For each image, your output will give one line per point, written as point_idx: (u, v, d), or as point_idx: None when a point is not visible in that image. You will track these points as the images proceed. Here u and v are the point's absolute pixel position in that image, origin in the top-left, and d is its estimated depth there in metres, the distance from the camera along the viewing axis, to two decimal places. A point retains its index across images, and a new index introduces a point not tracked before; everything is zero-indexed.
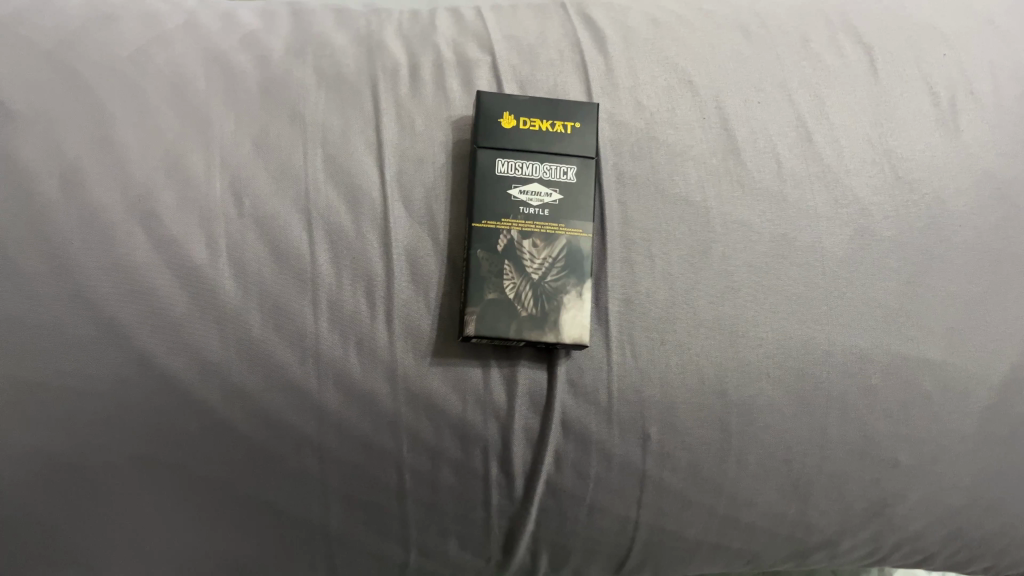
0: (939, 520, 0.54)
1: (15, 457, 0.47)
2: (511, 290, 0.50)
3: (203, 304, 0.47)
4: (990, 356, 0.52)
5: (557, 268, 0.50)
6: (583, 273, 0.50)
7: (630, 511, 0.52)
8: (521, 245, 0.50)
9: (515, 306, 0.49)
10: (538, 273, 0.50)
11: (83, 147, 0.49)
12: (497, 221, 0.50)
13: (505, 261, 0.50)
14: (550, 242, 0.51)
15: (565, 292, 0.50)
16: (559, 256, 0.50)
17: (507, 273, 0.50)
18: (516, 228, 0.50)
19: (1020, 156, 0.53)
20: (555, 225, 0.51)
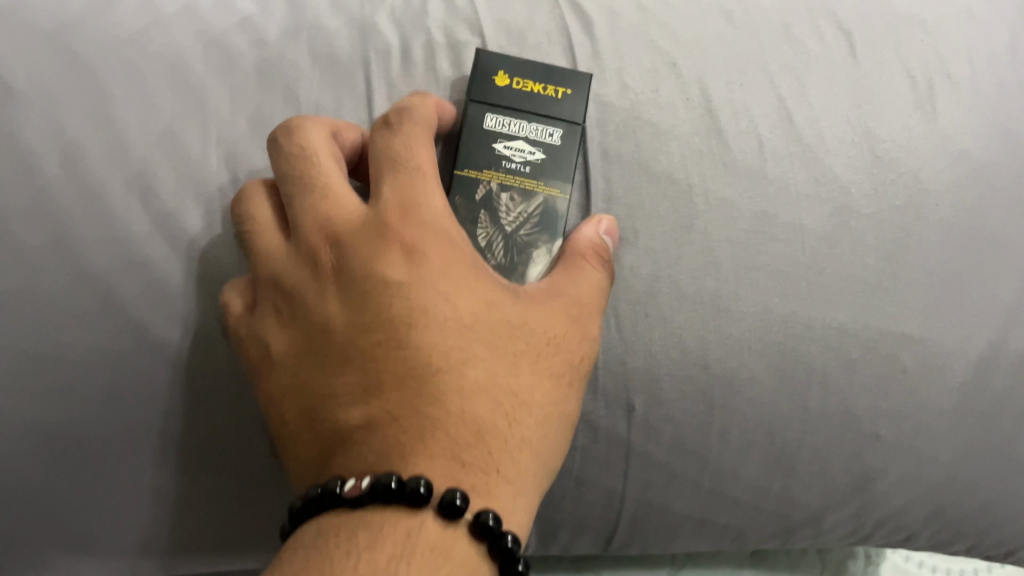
0: (920, 496, 0.56)
1: (16, 429, 0.48)
2: (483, 238, 0.51)
3: (200, 276, 0.49)
4: (966, 332, 0.53)
5: (531, 223, 0.52)
6: (555, 232, 0.52)
7: (616, 484, 0.53)
8: (499, 198, 0.52)
9: (485, 254, 0.51)
10: (512, 225, 0.52)
11: (83, 126, 0.50)
12: (477, 172, 0.52)
13: (480, 210, 0.51)
14: (527, 198, 0.52)
15: (534, 248, 0.52)
16: (534, 212, 0.52)
17: (481, 223, 0.51)
18: (495, 181, 0.52)
19: (995, 139, 0.54)
20: (533, 182, 0.52)
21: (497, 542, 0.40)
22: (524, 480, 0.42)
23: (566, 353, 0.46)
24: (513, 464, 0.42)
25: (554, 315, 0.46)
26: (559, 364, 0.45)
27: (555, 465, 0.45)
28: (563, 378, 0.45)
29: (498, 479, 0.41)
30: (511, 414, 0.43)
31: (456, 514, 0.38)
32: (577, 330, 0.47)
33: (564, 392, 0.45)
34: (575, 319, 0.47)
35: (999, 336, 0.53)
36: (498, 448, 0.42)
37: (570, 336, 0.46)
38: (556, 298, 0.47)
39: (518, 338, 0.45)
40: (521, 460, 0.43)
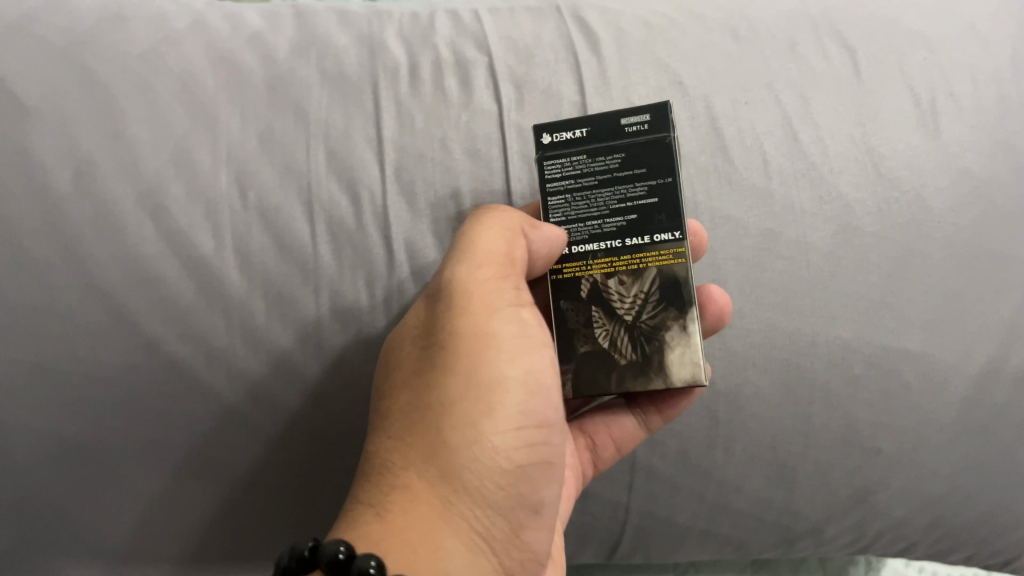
0: (920, 508, 0.56)
1: (30, 442, 0.49)
2: (604, 337, 0.50)
3: (209, 292, 0.50)
4: (966, 348, 0.53)
5: (652, 303, 0.50)
6: (682, 304, 0.49)
7: (621, 496, 0.54)
8: (607, 286, 0.50)
9: (613, 354, 0.50)
10: (631, 313, 0.50)
11: (95, 142, 0.51)
12: (579, 268, 0.51)
13: (591, 308, 0.51)
14: (638, 276, 0.50)
15: (665, 330, 0.49)
16: (653, 288, 0.50)
17: (597, 322, 0.50)
18: (598, 270, 0.51)
19: (996, 156, 0.55)
20: (642, 256, 0.50)
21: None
22: (441, 537, 0.40)
23: (486, 382, 0.43)
24: (424, 521, 0.40)
25: (470, 329, 0.43)
26: (480, 393, 0.42)
27: (533, 497, 0.45)
28: (479, 407, 0.42)
29: (407, 541, 0.39)
30: (419, 470, 0.41)
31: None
32: (501, 335, 0.44)
33: (477, 427, 0.42)
34: (500, 322, 0.44)
35: (1000, 351, 0.54)
36: (406, 504, 0.40)
37: (503, 338, 0.44)
38: (471, 307, 0.44)
39: (440, 379, 0.42)
40: (428, 514, 0.40)
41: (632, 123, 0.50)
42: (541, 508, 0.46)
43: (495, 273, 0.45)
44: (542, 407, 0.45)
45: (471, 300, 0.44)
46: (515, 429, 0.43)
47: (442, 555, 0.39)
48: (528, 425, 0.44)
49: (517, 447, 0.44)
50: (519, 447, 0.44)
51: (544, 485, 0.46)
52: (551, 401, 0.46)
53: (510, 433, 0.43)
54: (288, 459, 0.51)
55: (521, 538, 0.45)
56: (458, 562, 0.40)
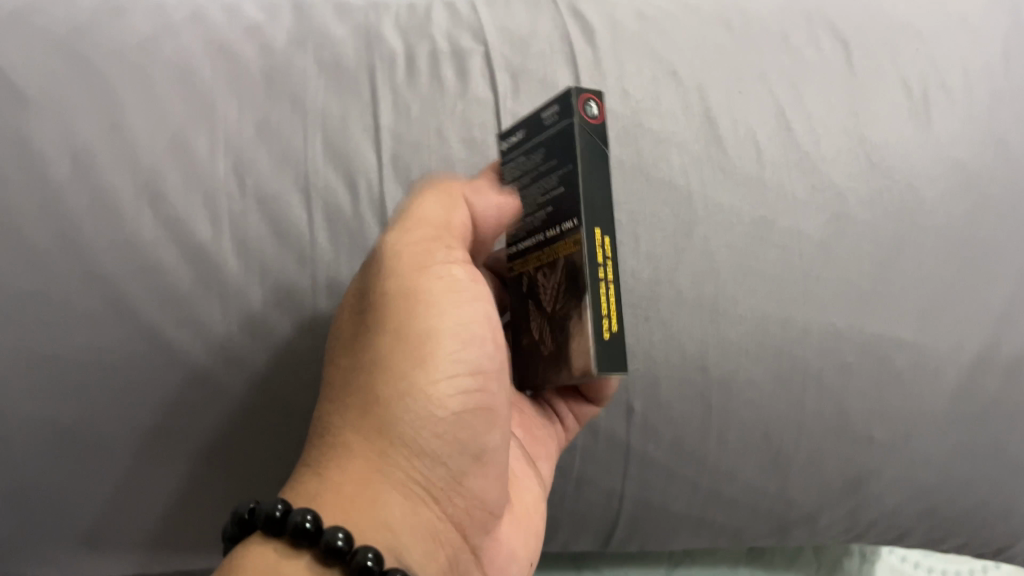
0: (913, 496, 0.57)
1: (29, 429, 0.49)
2: None
3: (207, 279, 0.50)
4: (957, 337, 0.54)
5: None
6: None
7: (615, 484, 0.54)
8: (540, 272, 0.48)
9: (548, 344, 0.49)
10: None
11: (93, 131, 0.51)
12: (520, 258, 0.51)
13: None
14: None
15: None
16: None
17: None
18: None
19: (987, 148, 0.56)
20: None
21: (346, 560, 0.37)
22: (376, 488, 0.40)
23: (413, 336, 0.43)
24: (357, 481, 0.40)
25: (397, 290, 0.43)
26: (406, 347, 0.42)
27: (475, 444, 0.44)
28: (408, 359, 0.42)
29: (345, 498, 0.40)
30: (354, 428, 0.42)
31: (287, 530, 0.38)
32: (432, 291, 0.44)
33: (402, 377, 0.42)
34: (429, 278, 0.44)
35: (990, 340, 0.54)
36: (343, 461, 0.41)
37: (433, 293, 0.44)
38: (400, 270, 0.44)
39: (369, 342, 0.43)
40: (362, 467, 0.41)
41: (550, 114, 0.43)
42: (488, 455, 0.45)
43: (428, 236, 0.45)
44: (477, 355, 0.44)
45: (400, 263, 0.44)
46: (446, 376, 0.43)
47: (377, 505, 0.40)
48: (462, 372, 0.44)
49: (457, 398, 0.43)
50: (454, 394, 0.43)
51: (488, 431, 0.45)
52: (489, 349, 0.45)
53: (442, 381, 0.43)
54: (290, 442, 0.52)
55: (468, 486, 0.45)
56: (393, 510, 0.41)
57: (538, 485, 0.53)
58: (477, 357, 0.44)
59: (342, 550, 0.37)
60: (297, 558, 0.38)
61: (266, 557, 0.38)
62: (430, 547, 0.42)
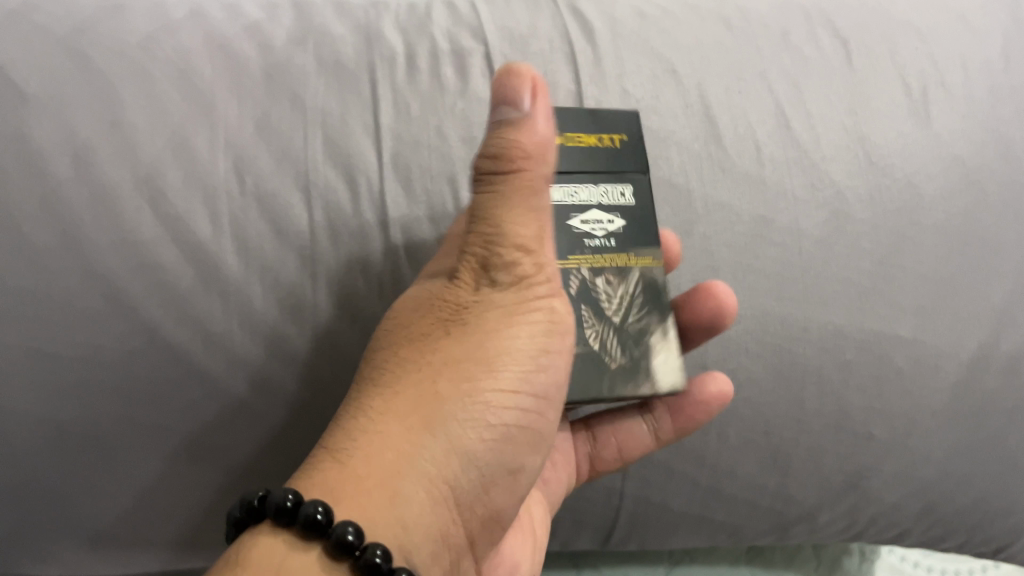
0: (912, 493, 0.56)
1: (28, 427, 0.49)
2: (594, 337, 0.49)
3: (207, 277, 0.50)
4: (957, 335, 0.54)
5: (638, 307, 0.50)
6: (665, 309, 0.50)
7: (615, 482, 0.55)
8: (594, 284, 0.49)
9: (605, 357, 0.48)
10: (619, 314, 0.49)
11: (93, 128, 0.51)
12: (566, 261, 0.49)
13: (581, 305, 0.49)
14: (626, 277, 0.50)
15: (649, 333, 0.49)
16: (636, 290, 0.50)
17: (587, 322, 0.49)
18: (586, 266, 0.49)
19: (987, 145, 0.56)
20: (622, 256, 0.50)
21: (354, 557, 0.36)
22: (403, 484, 0.39)
23: (490, 349, 0.42)
24: (390, 469, 0.39)
25: (498, 302, 0.43)
26: (481, 359, 0.42)
27: (513, 464, 0.44)
28: (475, 366, 0.42)
29: (364, 482, 0.38)
30: (402, 416, 0.40)
31: (297, 520, 0.36)
32: (518, 304, 0.43)
33: (470, 382, 0.41)
34: (520, 292, 0.43)
35: (989, 338, 0.54)
36: (374, 447, 0.39)
37: (524, 309, 0.43)
38: (505, 280, 0.43)
39: (447, 340, 0.42)
40: (398, 460, 0.39)
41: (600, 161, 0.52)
42: (520, 474, 0.45)
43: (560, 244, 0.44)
44: (544, 380, 0.44)
45: (507, 265, 0.43)
46: (510, 395, 0.42)
47: (398, 502, 0.39)
48: (525, 393, 0.43)
49: (512, 420, 0.43)
50: (509, 413, 0.42)
51: (528, 453, 0.44)
52: (556, 375, 0.44)
53: (506, 401, 0.42)
54: (289, 441, 0.52)
55: (493, 502, 0.44)
56: (416, 511, 0.39)
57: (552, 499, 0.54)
58: (541, 383, 0.44)
59: (354, 546, 0.36)
60: (302, 548, 0.36)
61: (271, 547, 0.36)
62: (437, 552, 0.41)
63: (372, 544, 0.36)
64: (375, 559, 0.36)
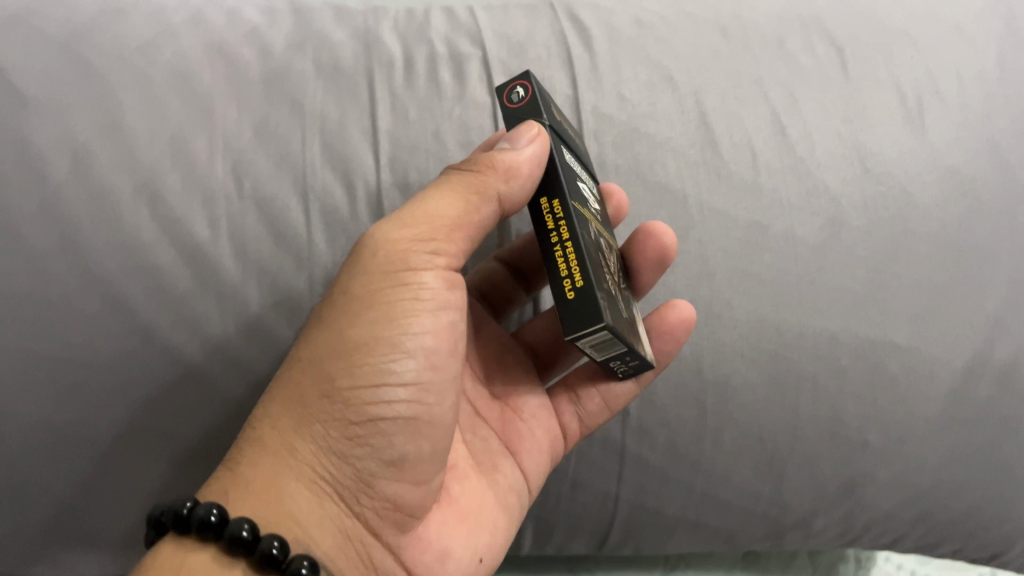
0: (907, 501, 0.56)
1: (23, 429, 0.49)
2: (612, 288, 0.43)
3: (205, 279, 0.50)
4: (951, 342, 0.54)
5: (620, 279, 0.46)
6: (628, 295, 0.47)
7: (610, 486, 0.55)
8: (602, 243, 0.44)
9: (618, 308, 0.43)
10: (615, 277, 0.45)
11: (93, 132, 0.51)
12: (586, 209, 0.43)
13: (600, 254, 0.43)
14: (610, 248, 0.46)
15: (628, 304, 0.46)
16: (617, 265, 0.47)
17: (606, 269, 0.43)
18: (595, 221, 0.44)
19: (981, 153, 0.56)
20: (605, 230, 0.47)
21: (250, 549, 0.39)
22: (283, 481, 0.42)
23: (351, 344, 0.42)
24: (266, 470, 0.42)
25: (356, 290, 0.43)
26: (340, 351, 0.42)
27: (390, 452, 0.43)
28: (337, 362, 0.42)
29: (252, 490, 0.42)
30: (276, 419, 0.43)
31: (193, 525, 0.39)
32: (379, 297, 0.43)
33: (328, 380, 0.42)
34: (386, 282, 0.43)
35: (983, 345, 0.54)
36: (259, 454, 0.43)
37: (384, 301, 0.43)
38: (374, 272, 0.43)
39: (314, 331, 0.44)
40: (274, 459, 0.42)
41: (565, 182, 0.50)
42: (408, 463, 0.44)
43: (422, 235, 0.43)
44: (418, 366, 0.43)
45: (370, 261, 0.43)
46: (371, 384, 0.42)
47: (284, 499, 0.42)
48: (391, 382, 0.42)
49: (386, 411, 0.42)
50: (378, 402, 0.42)
51: (409, 440, 0.44)
52: (428, 360, 0.43)
53: (365, 389, 0.42)
54: None
55: (382, 489, 0.44)
56: (302, 504, 0.42)
57: (519, 476, 0.54)
58: (415, 367, 0.43)
59: (245, 540, 0.38)
60: (202, 552, 0.39)
61: (174, 554, 0.40)
62: (341, 543, 0.43)
63: (267, 536, 0.39)
64: (271, 549, 0.38)
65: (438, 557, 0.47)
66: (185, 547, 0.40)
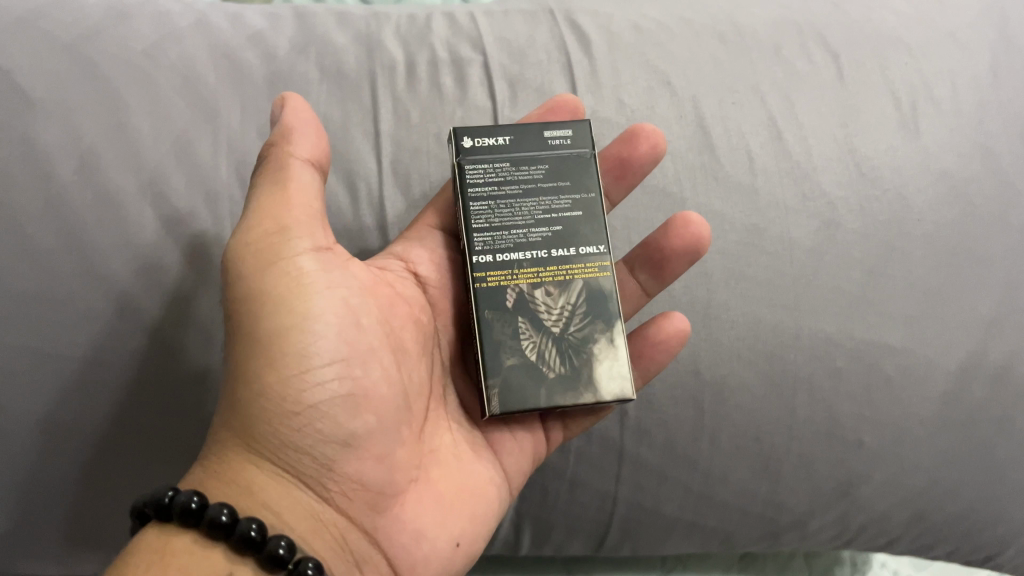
0: (902, 502, 0.57)
1: (27, 428, 0.49)
2: (532, 349, 0.49)
3: (207, 278, 0.51)
4: (944, 344, 0.55)
5: (579, 316, 0.50)
6: (609, 317, 0.51)
7: (609, 486, 0.55)
8: (534, 297, 0.50)
9: (542, 368, 0.49)
10: (559, 325, 0.50)
11: (98, 133, 0.52)
12: (502, 278, 0.50)
13: (519, 318, 0.49)
14: (566, 289, 0.51)
15: (592, 341, 0.50)
16: (578, 301, 0.51)
17: (525, 333, 0.49)
18: (525, 281, 0.50)
19: (974, 158, 0.57)
20: (567, 270, 0.51)
21: (257, 549, 0.39)
22: (250, 475, 0.42)
23: (262, 335, 0.43)
24: (229, 472, 0.42)
25: (246, 292, 0.43)
26: (256, 347, 0.43)
27: (338, 432, 0.43)
28: (258, 359, 0.42)
29: (222, 482, 0.42)
30: (229, 433, 0.43)
31: (202, 522, 0.39)
32: (272, 290, 0.43)
33: (252, 381, 0.42)
34: (272, 265, 0.43)
35: (978, 347, 0.55)
36: (217, 456, 0.43)
37: (276, 293, 0.43)
38: (265, 264, 0.43)
39: (234, 337, 0.44)
40: (237, 459, 0.43)
41: (554, 138, 0.53)
42: (361, 439, 0.44)
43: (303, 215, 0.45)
44: (333, 344, 0.43)
45: (251, 262, 0.43)
46: (298, 371, 0.42)
47: (254, 489, 0.42)
48: (310, 364, 0.43)
49: (324, 395, 0.43)
50: (315, 385, 0.43)
51: (353, 416, 0.43)
52: (344, 336, 0.44)
53: (297, 378, 0.42)
54: None
55: (344, 470, 0.43)
56: (271, 491, 0.42)
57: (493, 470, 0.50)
58: (330, 346, 0.43)
59: (254, 540, 0.39)
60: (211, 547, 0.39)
61: (159, 537, 0.39)
62: (313, 525, 0.43)
63: (215, 505, 0.39)
64: (278, 549, 0.39)
65: (414, 538, 0.45)
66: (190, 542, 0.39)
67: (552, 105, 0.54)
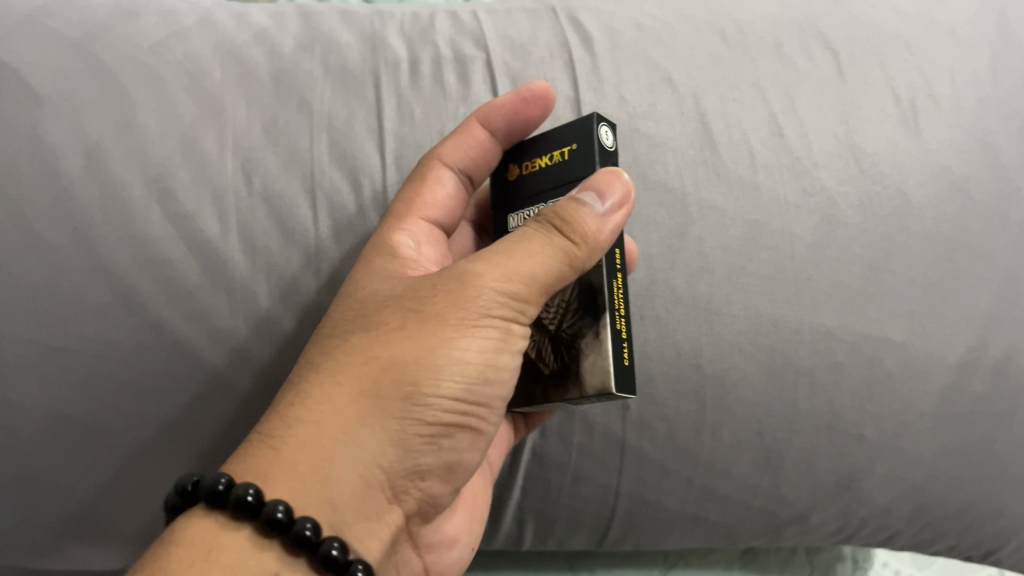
0: (903, 496, 0.57)
1: (36, 421, 0.50)
2: (534, 348, 0.50)
3: (212, 272, 0.51)
4: (945, 338, 0.55)
5: (572, 311, 0.47)
6: (597, 311, 0.46)
7: (611, 480, 0.56)
8: None
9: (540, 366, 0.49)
10: (556, 323, 0.48)
11: (105, 130, 0.52)
12: None
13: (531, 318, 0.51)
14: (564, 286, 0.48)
15: (583, 336, 0.46)
16: (574, 296, 0.47)
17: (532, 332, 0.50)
18: None
19: (972, 154, 0.57)
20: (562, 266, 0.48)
21: (313, 549, 0.39)
22: (333, 466, 0.40)
23: (436, 358, 0.42)
24: (316, 452, 0.41)
25: (466, 312, 0.43)
26: (419, 366, 0.42)
27: (450, 459, 0.45)
28: (425, 370, 0.42)
29: (293, 467, 0.40)
30: (335, 411, 0.41)
31: (258, 518, 0.38)
32: (458, 316, 0.43)
33: (413, 388, 0.42)
34: (468, 307, 0.43)
35: (978, 341, 0.55)
36: (308, 436, 0.41)
37: (470, 325, 0.43)
38: (463, 300, 0.43)
39: (402, 336, 0.43)
40: (332, 445, 0.41)
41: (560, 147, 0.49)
42: (457, 468, 0.46)
43: (518, 294, 0.43)
44: (488, 388, 0.45)
45: (449, 284, 0.44)
46: (451, 400, 0.43)
47: (328, 482, 0.40)
48: (459, 396, 0.43)
49: (450, 426, 0.44)
50: (450, 414, 0.43)
51: (465, 447, 0.46)
52: (497, 381, 0.45)
53: (448, 402, 0.43)
54: None
55: (427, 487, 0.45)
56: (346, 490, 0.41)
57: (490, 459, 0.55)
58: (482, 389, 0.44)
59: (309, 540, 0.38)
60: (261, 545, 0.39)
61: (203, 530, 0.39)
62: (371, 528, 0.42)
63: (272, 501, 0.39)
64: (332, 551, 0.39)
65: (448, 544, 0.52)
66: (245, 539, 0.39)
67: (527, 94, 0.53)
